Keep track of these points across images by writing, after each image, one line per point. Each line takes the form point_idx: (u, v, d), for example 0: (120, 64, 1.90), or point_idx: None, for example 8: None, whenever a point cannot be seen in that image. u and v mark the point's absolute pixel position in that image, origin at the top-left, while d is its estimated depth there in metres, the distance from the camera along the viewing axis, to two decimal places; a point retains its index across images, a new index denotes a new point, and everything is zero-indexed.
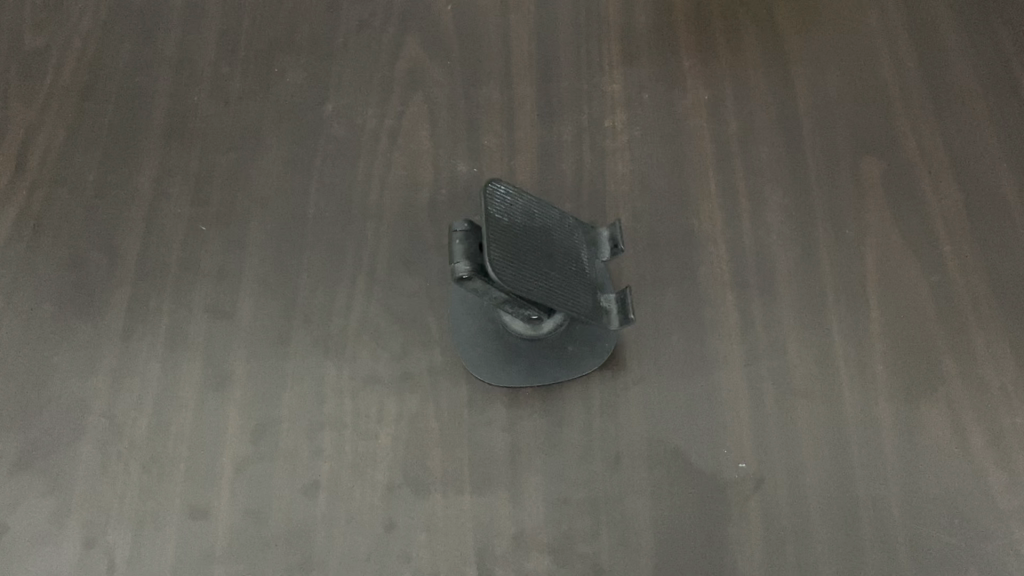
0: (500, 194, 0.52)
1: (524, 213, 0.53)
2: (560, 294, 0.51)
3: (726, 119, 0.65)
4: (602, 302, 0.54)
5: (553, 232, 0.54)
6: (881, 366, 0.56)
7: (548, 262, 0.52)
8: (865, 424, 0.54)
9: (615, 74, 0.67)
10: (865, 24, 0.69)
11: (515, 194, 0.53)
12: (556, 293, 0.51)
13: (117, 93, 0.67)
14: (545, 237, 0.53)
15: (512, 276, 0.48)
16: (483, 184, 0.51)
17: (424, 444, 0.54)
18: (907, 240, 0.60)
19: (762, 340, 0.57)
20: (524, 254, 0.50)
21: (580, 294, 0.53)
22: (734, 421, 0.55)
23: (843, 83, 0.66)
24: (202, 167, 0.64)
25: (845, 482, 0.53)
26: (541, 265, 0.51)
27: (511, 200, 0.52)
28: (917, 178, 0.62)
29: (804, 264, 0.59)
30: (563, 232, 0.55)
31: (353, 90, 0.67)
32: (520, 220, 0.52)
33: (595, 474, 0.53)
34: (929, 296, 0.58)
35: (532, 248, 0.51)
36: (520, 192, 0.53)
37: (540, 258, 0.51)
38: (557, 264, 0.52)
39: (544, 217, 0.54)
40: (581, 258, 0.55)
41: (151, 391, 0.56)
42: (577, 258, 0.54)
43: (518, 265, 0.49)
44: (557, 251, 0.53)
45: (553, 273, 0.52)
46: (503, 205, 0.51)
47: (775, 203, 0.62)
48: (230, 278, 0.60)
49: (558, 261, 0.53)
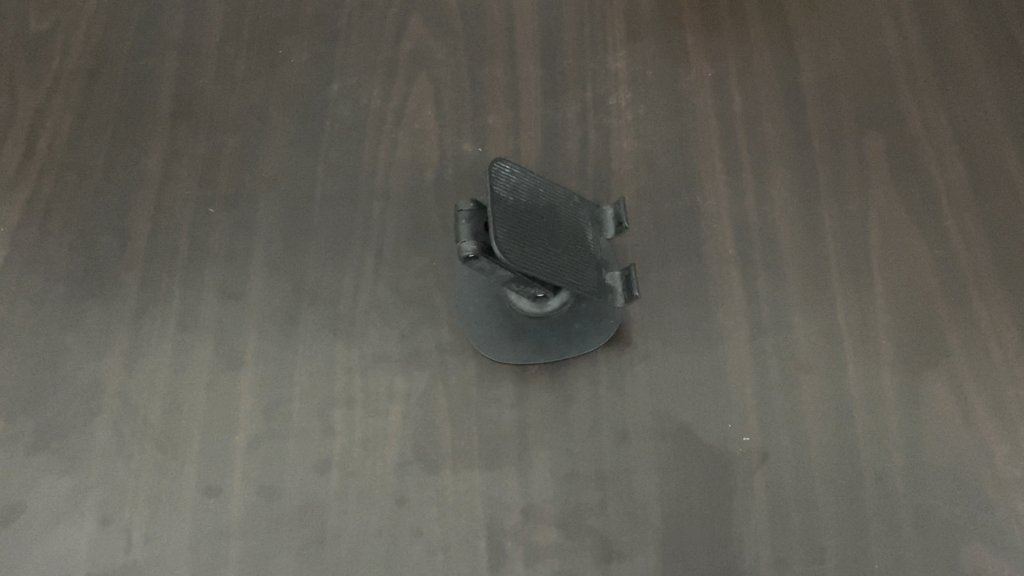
0: (505, 171, 0.52)
1: (529, 193, 0.53)
2: (565, 273, 0.52)
3: (729, 94, 0.65)
4: (606, 281, 0.55)
5: (557, 209, 0.55)
6: (885, 339, 0.57)
7: (551, 240, 0.53)
8: (868, 395, 0.55)
9: (618, 51, 0.67)
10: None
11: (520, 172, 0.54)
12: (562, 272, 0.52)
13: (124, 75, 0.67)
14: (550, 215, 0.53)
15: (517, 255, 0.49)
16: (488, 162, 0.52)
17: (433, 421, 0.55)
18: (911, 215, 0.60)
19: (767, 316, 0.58)
20: (529, 232, 0.51)
21: (585, 273, 0.53)
22: (739, 395, 0.55)
23: (846, 57, 0.66)
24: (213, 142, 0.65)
25: (849, 454, 0.53)
26: (545, 244, 0.52)
27: (516, 179, 0.53)
28: (919, 151, 0.62)
29: (808, 239, 0.60)
30: (568, 211, 0.55)
31: (358, 70, 0.67)
32: (525, 199, 0.53)
33: (602, 450, 0.54)
34: (931, 270, 0.58)
35: (536, 227, 0.52)
36: (524, 171, 0.54)
37: (545, 236, 0.52)
38: (562, 243, 0.53)
39: (549, 195, 0.54)
40: (586, 236, 0.55)
41: (164, 372, 0.57)
42: (582, 237, 0.55)
43: (523, 243, 0.50)
44: (561, 229, 0.54)
45: (557, 251, 0.52)
46: (507, 185, 0.52)
47: (778, 179, 0.62)
48: (239, 259, 0.61)
49: (563, 239, 0.53)
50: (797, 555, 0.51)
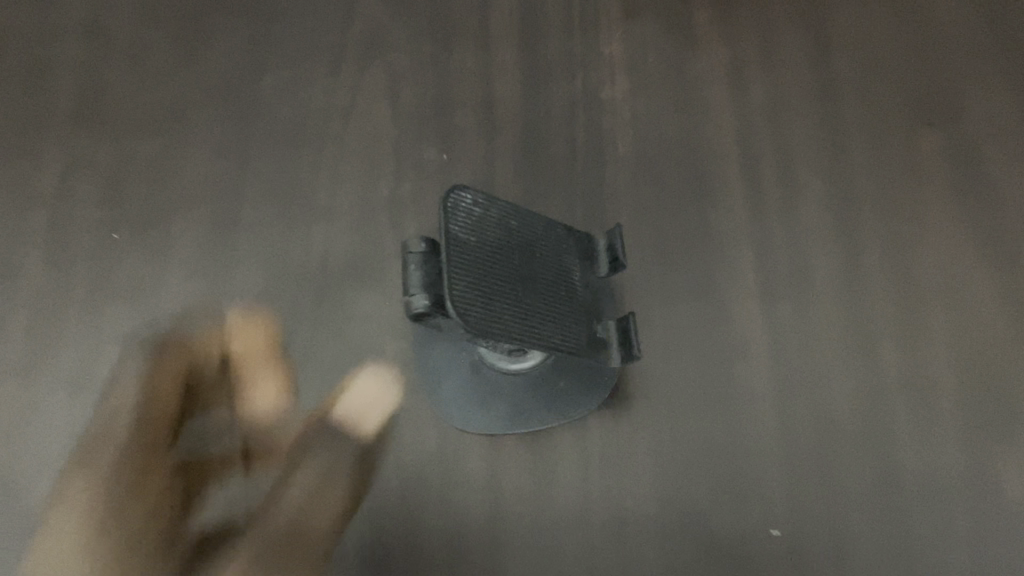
0: (466, 203, 0.41)
1: (497, 227, 0.42)
2: (545, 332, 0.41)
3: (750, 85, 0.53)
4: (600, 334, 0.44)
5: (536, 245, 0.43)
6: (948, 399, 0.45)
7: (527, 290, 0.41)
8: (928, 472, 0.44)
9: (614, 31, 0.55)
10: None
11: (485, 200, 0.42)
12: (541, 332, 0.41)
13: (15, 64, 0.56)
14: (525, 255, 0.42)
15: (480, 320, 0.38)
16: (442, 193, 0.40)
17: (383, 508, 0.44)
18: (974, 239, 0.49)
19: (799, 369, 0.46)
20: (497, 284, 0.40)
21: (572, 328, 0.42)
22: (764, 473, 0.44)
23: (893, 36, 0.55)
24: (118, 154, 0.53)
25: (905, 551, 0.43)
26: (519, 296, 0.41)
27: (481, 211, 0.41)
28: (985, 157, 0.51)
29: (849, 269, 0.49)
30: (551, 246, 0.44)
31: (299, 58, 0.55)
32: (492, 236, 0.41)
33: (594, 546, 0.43)
34: (1004, 311, 0.47)
35: (506, 276, 0.41)
36: (492, 198, 0.42)
37: (518, 286, 0.41)
38: (542, 291, 0.42)
39: (524, 229, 0.43)
40: (572, 277, 0.44)
41: (53, 445, 0.46)
42: (568, 279, 0.44)
43: (489, 301, 0.39)
44: (540, 273, 0.43)
45: (535, 303, 0.41)
46: (469, 220, 0.41)
47: (812, 192, 0.51)
48: (148, 299, 0.49)
49: (543, 285, 0.42)
50: None
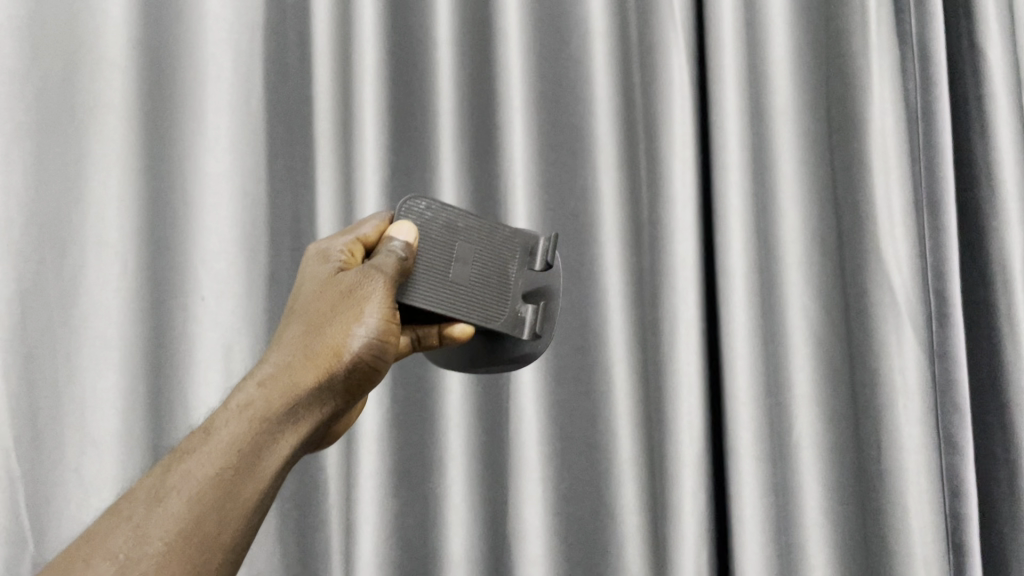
0: (416, 207, 0.72)
1: (444, 224, 0.72)
2: (463, 300, 0.71)
3: (582, 479, 1.01)
4: (518, 313, 0.73)
5: (486, 243, 0.73)
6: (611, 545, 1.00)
7: (460, 271, 0.71)
8: (583, 536, 1.01)
9: (578, 383, 1.02)
10: (834, 341, 0.98)
11: (437, 208, 0.73)
12: (469, 301, 0.71)
13: (252, 290, 0.98)
14: (463, 247, 0.72)
15: (422, 295, 0.69)
16: (401, 200, 0.72)
17: (393, 488, 0.99)
18: (617, 533, 1.00)
19: (549, 482, 1.00)
20: (432, 264, 0.70)
21: (490, 303, 0.72)
22: (534, 500, 0.99)
23: (647, 504, 1.01)
24: (191, 116, 0.99)
25: (578, 541, 1.01)
26: (449, 273, 0.71)
27: (429, 214, 0.72)
28: (674, 512, 0.97)
29: (569, 526, 1.00)
30: (494, 242, 0.74)
31: (487, 387, 1.02)
32: (438, 229, 0.72)
33: (459, 523, 0.99)
34: (640, 524, 1.00)
35: (448, 259, 0.71)
36: (442, 206, 0.73)
37: (450, 265, 0.71)
38: (467, 271, 0.72)
39: (469, 228, 0.73)
40: (507, 268, 0.74)
41: (167, 404, 0.97)
42: (501, 263, 0.73)
43: (419, 280, 0.69)
44: (470, 252, 0.72)
45: (473, 283, 0.72)
46: (419, 219, 0.71)
47: (561, 512, 1.00)
48: (241, 337, 0.97)
49: (484, 269, 0.72)
50: (499, 544, 1.01)
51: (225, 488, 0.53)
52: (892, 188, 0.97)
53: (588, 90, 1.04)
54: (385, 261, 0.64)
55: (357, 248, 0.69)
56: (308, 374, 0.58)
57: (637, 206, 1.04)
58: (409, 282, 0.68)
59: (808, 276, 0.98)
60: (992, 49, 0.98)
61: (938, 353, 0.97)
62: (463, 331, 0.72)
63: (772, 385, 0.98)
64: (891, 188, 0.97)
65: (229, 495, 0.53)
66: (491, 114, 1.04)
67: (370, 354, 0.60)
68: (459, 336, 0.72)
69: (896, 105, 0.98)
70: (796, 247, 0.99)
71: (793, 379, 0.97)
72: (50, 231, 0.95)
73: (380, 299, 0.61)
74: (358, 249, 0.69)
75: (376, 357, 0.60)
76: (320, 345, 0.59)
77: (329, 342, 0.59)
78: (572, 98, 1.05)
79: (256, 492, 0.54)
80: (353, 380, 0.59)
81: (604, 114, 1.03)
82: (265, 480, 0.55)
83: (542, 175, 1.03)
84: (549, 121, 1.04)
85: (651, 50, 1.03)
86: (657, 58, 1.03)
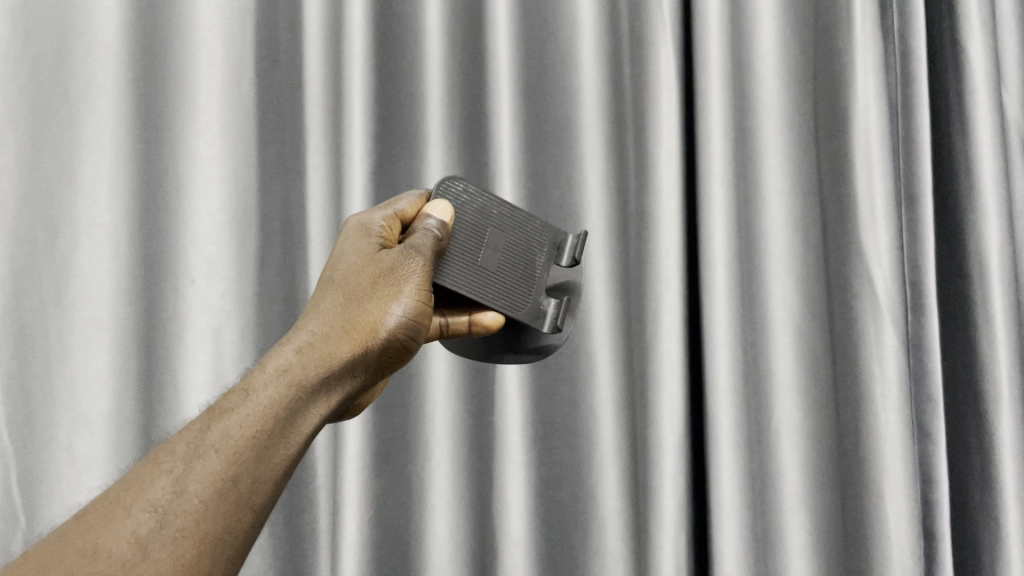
0: (454, 189, 0.74)
1: (477, 209, 0.74)
2: (491, 285, 0.72)
3: (566, 462, 1.03)
4: (541, 305, 0.75)
5: (519, 234, 0.75)
6: (591, 528, 1.02)
7: (490, 258, 0.73)
8: (563, 517, 1.03)
9: (563, 366, 1.04)
10: (819, 327, 1.00)
11: (473, 192, 0.75)
12: (497, 288, 0.73)
13: (243, 271, 0.99)
14: (492, 233, 0.74)
15: (454, 276, 0.70)
16: (439, 182, 0.74)
17: (381, 469, 1.01)
18: (597, 516, 1.02)
19: (532, 464, 1.02)
20: (463, 246, 0.72)
21: (515, 292, 0.74)
22: (514, 481, 1.00)
23: (627, 487, 1.03)
24: (182, 97, 1.00)
25: (559, 523, 1.03)
26: (478, 258, 0.73)
27: (465, 197, 0.74)
28: (655, 495, 0.99)
29: (549, 509, 1.03)
30: (524, 234, 0.76)
31: (474, 371, 1.04)
32: (472, 213, 0.74)
33: (441, 503, 1.01)
34: (621, 508, 1.02)
35: (479, 244, 0.73)
36: (478, 192, 0.75)
37: (479, 249, 0.73)
38: (495, 257, 0.73)
39: (501, 216, 0.75)
40: (535, 262, 0.76)
41: (159, 385, 0.98)
42: (528, 255, 0.75)
43: (450, 262, 0.70)
44: (500, 240, 0.74)
45: (502, 273, 0.73)
46: (455, 200, 0.74)
47: (543, 494, 1.02)
48: (229, 318, 0.98)
49: (514, 260, 0.74)
50: (482, 525, 1.03)
51: (259, 452, 0.52)
52: (874, 183, 0.99)
53: (576, 81, 1.06)
54: (420, 241, 0.65)
55: (394, 223, 0.69)
56: (345, 345, 0.58)
57: (624, 194, 1.06)
58: (442, 264, 0.70)
59: (791, 265, 1.00)
60: (974, 46, 1.00)
61: (912, 343, 1.00)
62: (495, 320, 0.73)
63: (752, 371, 1.00)
64: (874, 183, 0.99)
65: (262, 459, 0.52)
66: (481, 103, 1.06)
67: (403, 334, 0.60)
68: (490, 325, 0.73)
69: (879, 100, 1.00)
70: (780, 234, 1.01)
71: (774, 366, 0.99)
72: (41, 212, 0.96)
73: (418, 281, 0.62)
74: (396, 224, 0.69)
75: (408, 337, 0.61)
76: (357, 318, 0.59)
77: (366, 317, 0.60)
78: (558, 90, 1.06)
79: (285, 458, 0.54)
80: (385, 358, 0.60)
81: (591, 103, 1.04)
82: (292, 448, 0.54)
83: (528, 163, 1.04)
84: (537, 109, 1.06)
85: (642, 42, 1.05)
86: (646, 50, 1.04)
